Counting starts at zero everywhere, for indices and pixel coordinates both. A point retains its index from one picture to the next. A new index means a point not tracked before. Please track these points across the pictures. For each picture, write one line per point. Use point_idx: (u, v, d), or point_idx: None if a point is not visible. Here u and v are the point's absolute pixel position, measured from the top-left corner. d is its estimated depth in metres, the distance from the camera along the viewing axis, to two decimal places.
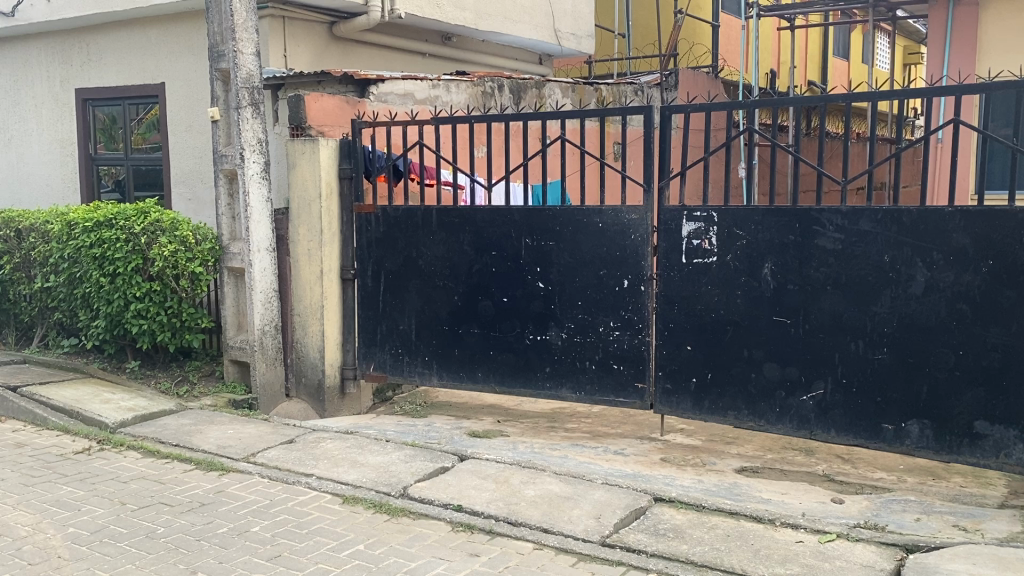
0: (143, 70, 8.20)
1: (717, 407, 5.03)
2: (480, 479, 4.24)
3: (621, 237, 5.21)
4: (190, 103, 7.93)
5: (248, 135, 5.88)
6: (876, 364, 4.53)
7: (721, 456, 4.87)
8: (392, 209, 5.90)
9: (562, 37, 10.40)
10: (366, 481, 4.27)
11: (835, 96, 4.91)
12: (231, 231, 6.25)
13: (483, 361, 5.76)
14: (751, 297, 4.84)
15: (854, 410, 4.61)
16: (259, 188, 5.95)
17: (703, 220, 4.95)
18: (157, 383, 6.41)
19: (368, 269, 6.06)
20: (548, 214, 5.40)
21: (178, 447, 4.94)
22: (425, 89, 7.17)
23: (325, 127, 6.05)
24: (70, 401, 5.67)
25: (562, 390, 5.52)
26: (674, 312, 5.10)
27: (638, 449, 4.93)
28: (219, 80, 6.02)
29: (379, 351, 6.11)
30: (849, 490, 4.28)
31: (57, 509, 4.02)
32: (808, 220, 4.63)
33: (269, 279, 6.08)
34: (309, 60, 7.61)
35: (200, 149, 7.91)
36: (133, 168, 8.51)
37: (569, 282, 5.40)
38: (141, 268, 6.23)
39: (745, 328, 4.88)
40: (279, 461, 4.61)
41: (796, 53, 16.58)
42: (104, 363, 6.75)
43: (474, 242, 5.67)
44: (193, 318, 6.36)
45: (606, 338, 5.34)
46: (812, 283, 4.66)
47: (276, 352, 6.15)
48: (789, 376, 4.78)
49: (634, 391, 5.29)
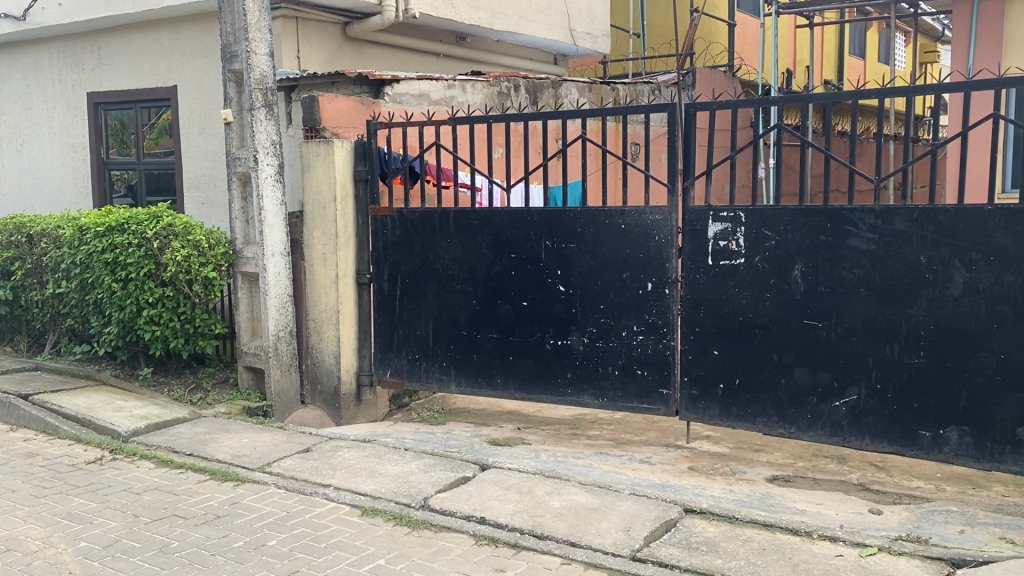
0: (155, 73, 8.11)
1: (745, 413, 4.88)
2: (503, 489, 4.10)
3: (644, 239, 5.06)
4: (203, 106, 7.84)
5: (261, 137, 5.77)
6: (912, 368, 4.36)
7: (751, 464, 4.71)
8: (409, 211, 5.77)
9: (577, 37, 10.26)
10: (385, 492, 4.13)
11: (866, 91, 4.69)
12: (245, 235, 6.12)
13: (503, 366, 5.62)
14: (781, 300, 4.69)
15: (889, 417, 4.45)
16: (273, 191, 5.84)
17: (730, 220, 4.80)
18: (170, 391, 6.29)
19: (384, 273, 5.93)
20: (568, 216, 5.26)
21: (192, 457, 4.82)
22: (441, 89, 7.05)
23: (339, 128, 5.94)
24: (82, 410, 5.56)
25: (584, 396, 5.37)
26: (700, 315, 4.96)
27: (665, 457, 4.77)
28: (232, 81, 5.90)
29: (396, 357, 5.98)
30: (887, 500, 4.11)
31: (68, 521, 3.90)
32: (839, 219, 4.48)
33: (283, 284, 5.96)
34: (322, 61, 7.50)
35: (213, 153, 7.80)
36: (146, 171, 8.41)
37: (591, 285, 5.26)
38: (154, 273, 6.12)
39: (775, 332, 4.72)
40: (296, 471, 4.48)
41: (814, 52, 16.39)
42: (116, 370, 6.61)
43: (493, 245, 5.54)
44: (206, 324, 6.25)
45: (629, 343, 5.19)
46: (845, 285, 4.50)
47: (291, 358, 6.03)
48: (821, 381, 4.62)
49: (659, 397, 5.14)
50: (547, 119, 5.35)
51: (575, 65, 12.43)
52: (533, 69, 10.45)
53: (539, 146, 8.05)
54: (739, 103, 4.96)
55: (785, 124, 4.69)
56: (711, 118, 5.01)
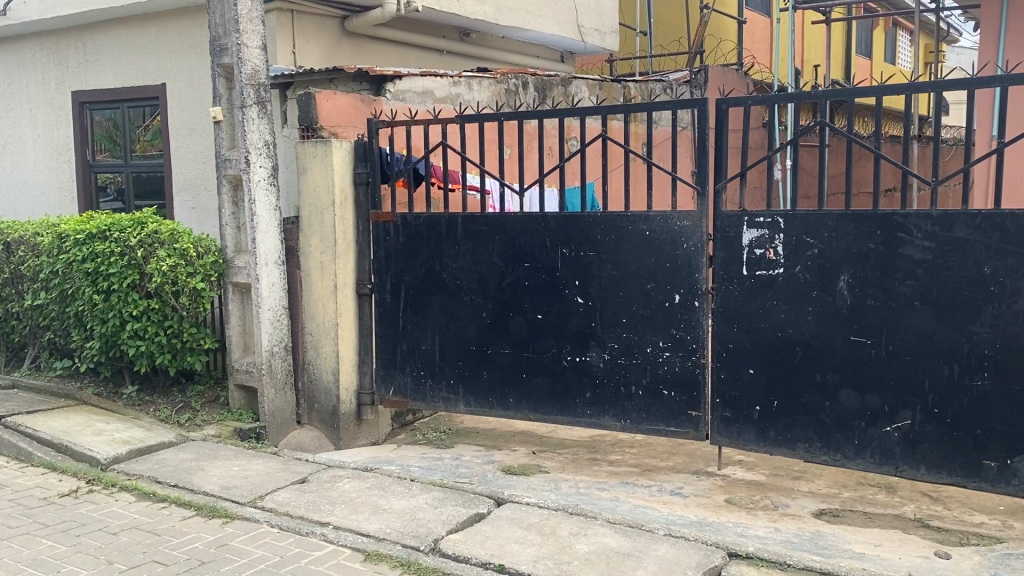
0: (143, 71, 7.67)
1: (784, 438, 4.45)
2: (522, 530, 3.66)
3: (671, 247, 4.63)
4: (192, 104, 7.39)
5: (253, 137, 5.35)
6: (975, 392, 3.93)
7: (792, 495, 4.28)
8: (413, 217, 5.33)
9: (585, 33, 9.83)
10: (390, 532, 3.69)
11: (922, 84, 4.17)
12: (236, 242, 5.69)
13: (516, 385, 5.18)
14: (825, 315, 4.27)
15: (947, 445, 4.02)
16: (266, 195, 5.41)
17: (767, 226, 4.39)
18: (156, 410, 5.82)
19: (387, 283, 5.50)
20: (587, 222, 4.83)
21: (177, 488, 4.37)
22: (446, 87, 6.62)
23: (337, 128, 5.53)
24: (58, 434, 5.12)
25: (605, 418, 4.94)
26: (733, 331, 4.54)
27: (697, 488, 4.34)
28: (222, 76, 5.45)
29: (399, 374, 5.54)
30: (952, 540, 3.67)
31: (33, 570, 3.46)
32: (891, 226, 4.07)
33: (278, 295, 5.53)
34: (319, 58, 7.06)
35: (204, 154, 7.34)
36: (134, 174, 7.97)
37: (612, 297, 4.83)
38: (138, 284, 5.69)
39: (818, 348, 4.30)
40: (291, 507, 4.04)
41: (821, 51, 15.96)
42: (99, 388, 6.15)
43: (504, 253, 5.10)
44: (195, 339, 5.79)
45: (654, 360, 4.75)
46: (897, 298, 4.08)
47: (286, 375, 5.59)
48: (870, 405, 4.20)
49: (688, 420, 4.71)
50: (563, 116, 4.91)
51: (582, 63, 12.02)
52: (539, 67, 10.02)
53: (550, 147, 7.69)
54: (777, 98, 4.49)
55: (830, 122, 4.22)
56: (747, 115, 4.57)
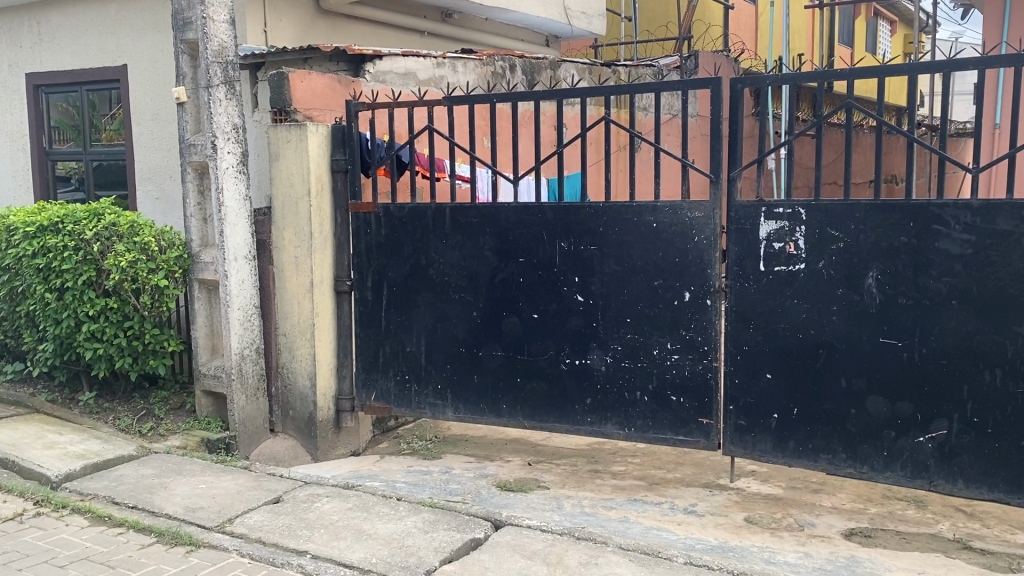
0: (101, 51, 7.15)
1: (805, 448, 4.08)
2: (525, 559, 3.26)
3: (680, 240, 4.24)
4: (155, 87, 6.86)
5: (221, 120, 4.89)
6: (1019, 399, 3.59)
7: (816, 512, 3.91)
8: (396, 208, 4.90)
9: (572, 17, 9.42)
10: (376, 563, 3.27)
11: (964, 60, 3.74)
12: (203, 235, 5.23)
13: (509, 390, 4.77)
14: (851, 314, 3.90)
15: (988, 458, 3.68)
16: (235, 183, 4.96)
17: (787, 217, 4.01)
18: (116, 419, 5.32)
19: (367, 280, 5.06)
20: (588, 213, 4.43)
21: (136, 511, 3.92)
22: (429, 68, 6.18)
23: (312, 111, 5.08)
24: (4, 449, 4.62)
25: (607, 426, 4.55)
26: (749, 332, 4.16)
27: (711, 505, 3.96)
28: (185, 54, 4.99)
29: (381, 378, 5.11)
30: (1001, 565, 3.31)
31: None
32: (926, 217, 3.70)
33: (248, 293, 5.08)
34: (293, 36, 6.50)
35: (168, 141, 6.84)
36: (93, 163, 7.45)
37: (615, 295, 4.43)
38: (95, 281, 5.21)
39: (844, 352, 3.93)
40: (263, 532, 3.61)
41: (807, 39, 15.65)
42: (54, 394, 5.65)
43: (497, 247, 4.69)
44: (158, 340, 5.32)
45: (661, 363, 4.37)
46: (932, 296, 3.72)
47: (257, 380, 5.15)
48: (901, 413, 3.84)
49: (698, 428, 4.33)
50: (561, 98, 4.49)
51: (566, 48, 11.61)
52: (524, 51, 9.61)
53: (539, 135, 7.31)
54: (798, 78, 4.09)
55: (858, 105, 3.83)
56: (765, 96, 4.19)
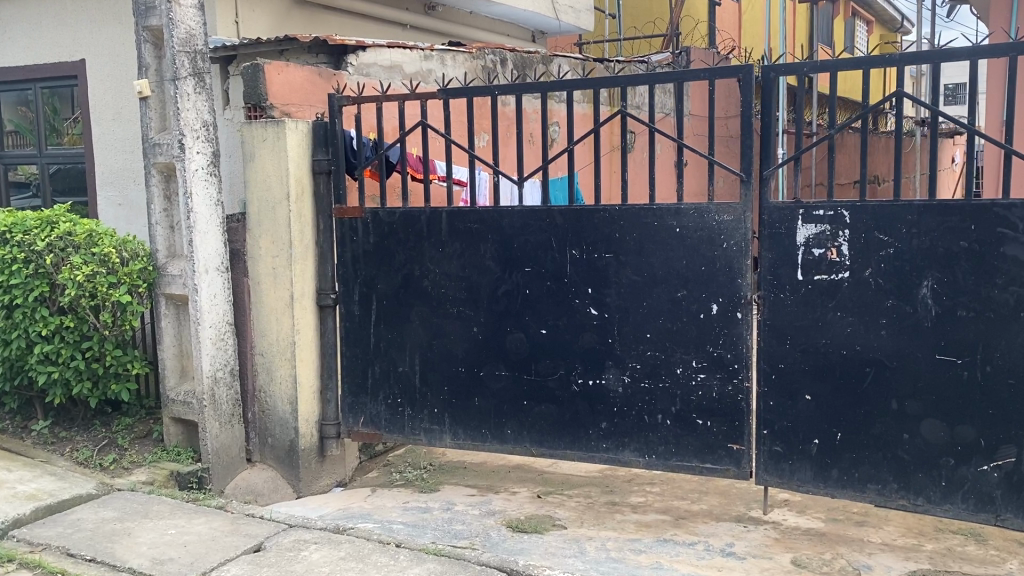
0: (58, 46, 6.59)
1: (851, 478, 3.66)
2: None
3: (707, 246, 3.81)
4: (116, 83, 6.32)
5: (189, 116, 4.37)
6: None
7: (867, 551, 3.49)
8: (387, 212, 4.42)
9: (560, 11, 8.97)
10: None
11: None
12: (170, 246, 4.70)
13: (515, 414, 4.31)
14: (903, 329, 3.48)
15: None
16: (205, 187, 4.44)
17: (828, 221, 3.59)
18: (74, 450, 4.78)
19: (354, 292, 4.58)
20: (602, 217, 3.98)
21: (94, 565, 3.40)
22: (416, 61, 5.70)
23: (291, 107, 4.58)
24: None
25: (625, 453, 4.09)
26: (785, 348, 3.73)
27: (750, 543, 3.53)
28: (148, 43, 4.49)
29: (371, 402, 4.63)
30: None
31: None
32: (989, 220, 3.29)
33: (221, 308, 4.56)
34: (267, 27, 5.99)
35: (132, 142, 6.32)
36: (51, 167, 6.86)
37: (632, 308, 3.99)
38: (49, 298, 4.68)
39: (895, 370, 3.51)
40: None
41: (789, 38, 15.36)
42: (7, 421, 5.11)
43: (500, 256, 4.22)
44: (121, 363, 4.78)
45: (686, 383, 3.93)
46: (997, 307, 3.31)
47: (232, 407, 4.63)
48: (961, 439, 3.43)
49: (728, 455, 3.89)
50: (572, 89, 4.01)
51: (551, 45, 11.16)
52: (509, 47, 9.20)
53: (531, 132, 6.88)
54: (841, 63, 3.60)
55: (912, 94, 3.38)
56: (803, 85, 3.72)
